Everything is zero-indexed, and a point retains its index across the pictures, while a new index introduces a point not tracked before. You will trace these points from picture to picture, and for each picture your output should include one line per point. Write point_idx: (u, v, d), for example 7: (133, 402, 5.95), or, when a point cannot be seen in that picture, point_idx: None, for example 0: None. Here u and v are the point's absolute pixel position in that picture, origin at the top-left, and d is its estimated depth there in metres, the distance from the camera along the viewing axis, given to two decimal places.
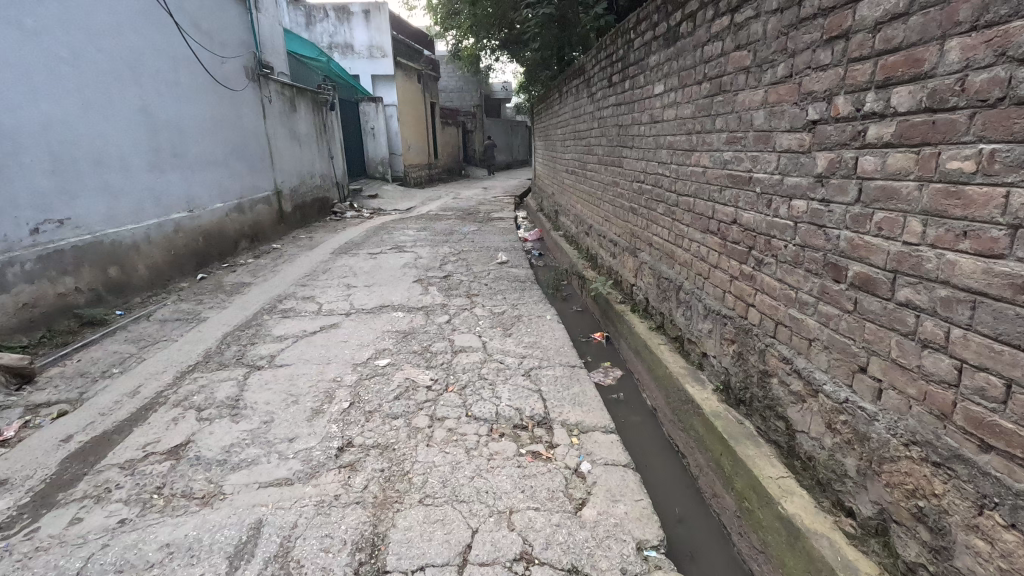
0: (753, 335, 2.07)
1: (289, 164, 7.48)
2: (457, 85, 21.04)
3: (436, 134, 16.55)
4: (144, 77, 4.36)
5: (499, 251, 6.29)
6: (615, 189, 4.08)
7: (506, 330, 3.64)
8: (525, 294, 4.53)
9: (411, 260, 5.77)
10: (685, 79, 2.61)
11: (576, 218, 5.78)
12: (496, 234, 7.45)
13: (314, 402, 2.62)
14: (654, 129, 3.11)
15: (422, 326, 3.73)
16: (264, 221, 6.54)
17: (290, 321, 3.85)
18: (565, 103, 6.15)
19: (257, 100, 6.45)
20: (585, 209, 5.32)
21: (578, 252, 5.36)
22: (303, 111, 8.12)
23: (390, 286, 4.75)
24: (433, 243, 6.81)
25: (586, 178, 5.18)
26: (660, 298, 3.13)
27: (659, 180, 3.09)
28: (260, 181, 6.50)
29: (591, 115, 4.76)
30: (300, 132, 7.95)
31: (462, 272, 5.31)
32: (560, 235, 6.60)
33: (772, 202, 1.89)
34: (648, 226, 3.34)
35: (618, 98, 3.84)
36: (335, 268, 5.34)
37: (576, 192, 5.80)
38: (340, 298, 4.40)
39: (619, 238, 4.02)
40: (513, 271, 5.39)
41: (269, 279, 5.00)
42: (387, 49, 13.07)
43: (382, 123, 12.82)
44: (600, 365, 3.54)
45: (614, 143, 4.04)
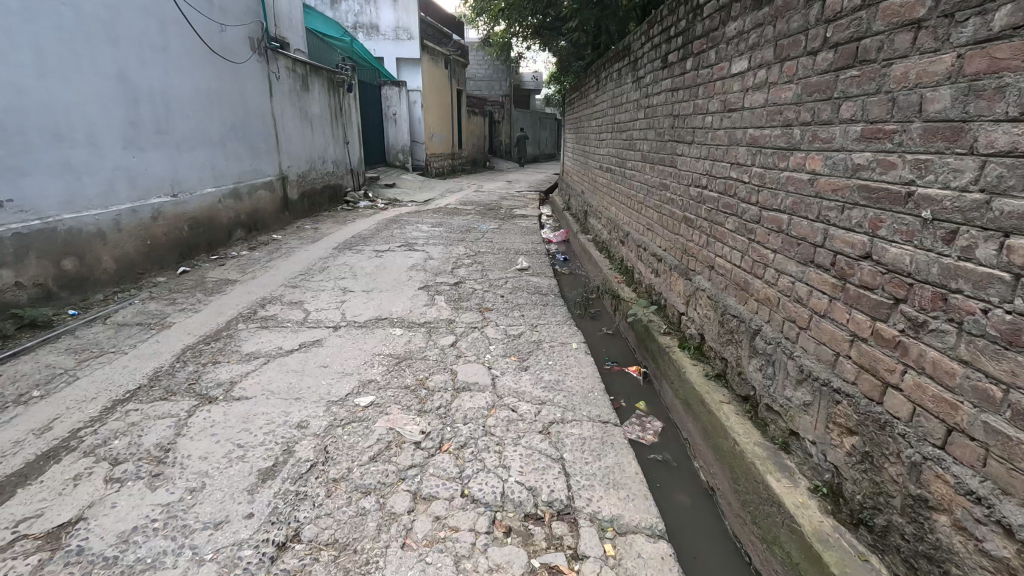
0: (893, 433, 1.37)
1: (298, 148, 6.92)
2: (487, 73, 20.33)
3: (461, 124, 15.92)
4: (123, 42, 3.80)
5: (520, 255, 5.61)
6: (665, 193, 3.35)
7: (521, 361, 2.98)
8: (547, 312, 3.85)
9: (420, 261, 5.14)
10: (785, 49, 1.89)
11: (609, 223, 5.06)
12: (517, 235, 6.78)
13: (265, 458, 2.01)
14: (728, 120, 2.39)
15: (422, 350, 3.10)
16: (265, 209, 6.00)
17: (267, 333, 3.25)
18: (603, 91, 5.39)
19: (263, 76, 5.88)
20: (621, 214, 4.59)
21: (612, 265, 4.63)
22: (317, 91, 7.54)
23: (391, 294, 4.12)
24: (447, 242, 6.17)
25: (626, 178, 4.44)
26: (723, 339, 2.42)
27: (730, 187, 2.36)
28: (262, 164, 5.94)
29: (636, 104, 4.02)
30: (312, 114, 7.36)
31: (475, 279, 4.66)
32: (589, 240, 5.90)
33: (958, 236, 1.18)
34: (711, 245, 2.62)
35: (675, 81, 3.10)
36: (334, 267, 4.75)
37: (611, 193, 5.06)
38: (332, 306, 3.79)
39: (666, 254, 3.30)
40: (534, 281, 4.71)
41: (258, 276, 4.43)
42: (413, 31, 12.42)
43: (404, 109, 12.21)
44: (635, 412, 2.86)
45: (665, 137, 3.31)
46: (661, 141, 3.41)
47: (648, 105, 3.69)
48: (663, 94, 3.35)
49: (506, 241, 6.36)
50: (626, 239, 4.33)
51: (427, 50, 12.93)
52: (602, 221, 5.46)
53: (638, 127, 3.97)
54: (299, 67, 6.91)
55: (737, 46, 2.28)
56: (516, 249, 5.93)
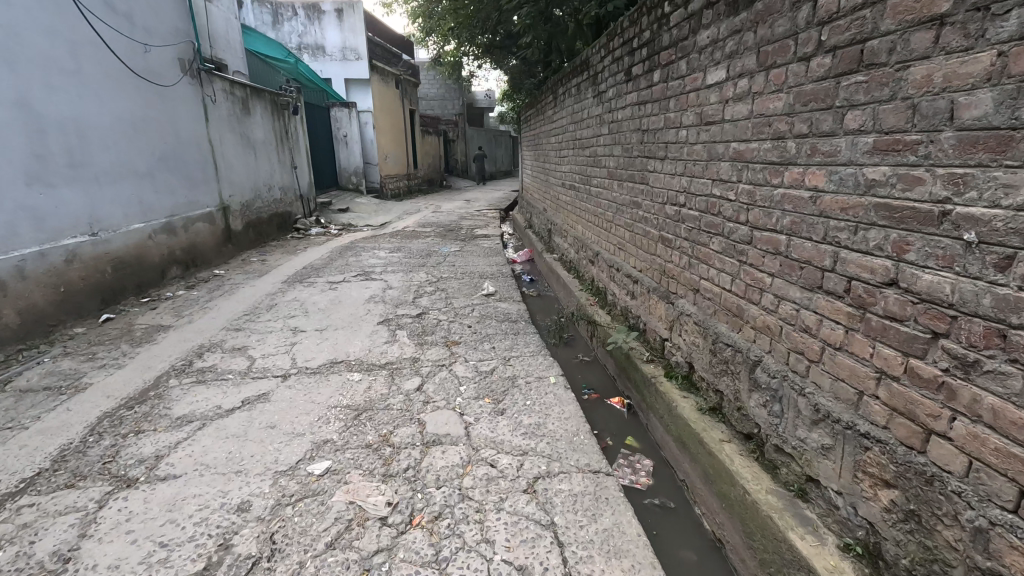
0: (944, 491, 1.18)
1: (241, 176, 6.46)
2: (439, 93, 20.18)
3: (416, 144, 15.64)
4: (23, 65, 3.36)
5: (485, 280, 5.34)
6: (637, 212, 3.18)
7: (496, 403, 2.70)
8: (520, 342, 3.59)
9: (379, 291, 4.80)
10: (770, 56, 1.74)
11: (577, 243, 4.87)
12: (480, 257, 6.52)
13: (195, 558, 1.65)
14: (705, 135, 2.22)
15: (384, 398, 2.77)
16: (205, 242, 5.51)
17: (203, 389, 2.84)
18: (562, 107, 5.25)
19: (197, 100, 5.45)
20: (589, 234, 4.41)
21: (583, 287, 4.43)
22: (259, 115, 7.11)
23: (348, 332, 3.76)
24: (407, 268, 5.84)
25: (592, 196, 4.27)
26: (716, 370, 2.22)
27: (713, 205, 2.19)
28: (200, 195, 5.47)
29: (599, 119, 3.87)
30: (255, 139, 6.92)
31: (440, 308, 4.36)
32: (556, 260, 5.72)
33: (1016, 263, 1.01)
34: (693, 267, 2.44)
35: (642, 94, 2.95)
36: (284, 304, 4.35)
37: (577, 211, 4.88)
38: (280, 351, 3.40)
39: (643, 276, 3.11)
40: (502, 307, 4.45)
41: (196, 320, 3.98)
42: (361, 51, 12.12)
43: (355, 131, 11.84)
44: (623, 451, 2.62)
45: (634, 153, 3.15)
46: (629, 157, 3.25)
47: (613, 120, 3.54)
48: (629, 108, 3.20)
49: (469, 265, 6.09)
50: (596, 260, 4.14)
51: (377, 71, 12.64)
52: (568, 240, 5.28)
53: (603, 142, 3.81)
54: (238, 90, 6.49)
55: (711, 55, 2.13)
56: (480, 273, 5.67)
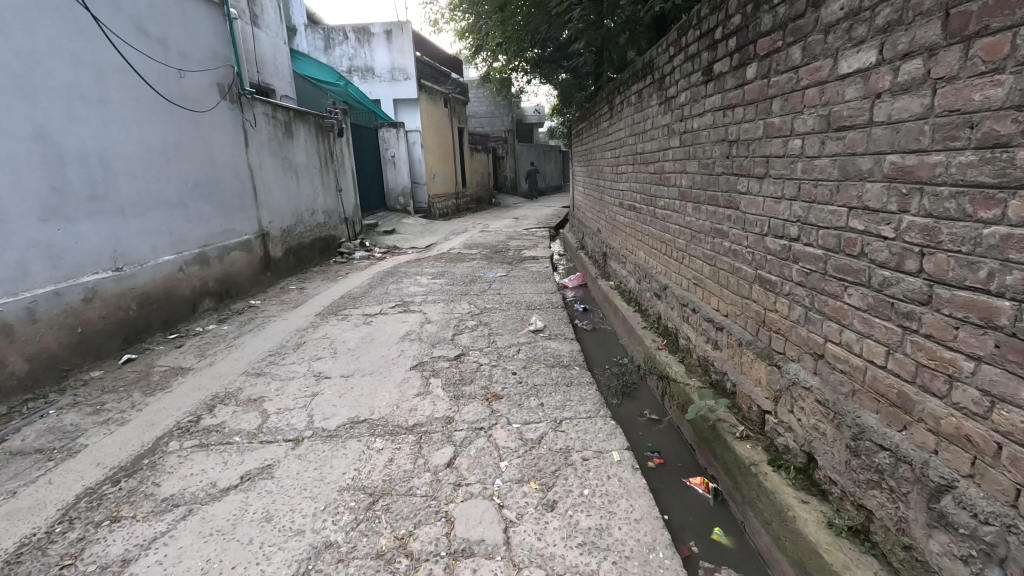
0: None
1: (281, 201, 6.28)
2: (488, 110, 20.06)
3: (464, 162, 15.47)
4: (44, 95, 3.19)
5: (533, 312, 4.79)
6: (722, 242, 2.54)
7: (545, 491, 2.13)
8: (573, 398, 3.00)
9: (415, 326, 4.36)
10: (976, 19, 1.12)
11: (638, 272, 4.23)
12: (527, 284, 6.00)
13: None
14: (838, 144, 1.59)
15: (407, 475, 2.26)
16: (241, 271, 5.30)
17: (203, 456, 2.44)
18: (619, 118, 4.67)
19: (235, 125, 5.29)
20: (655, 264, 3.76)
21: (649, 328, 3.77)
22: (303, 139, 6.97)
23: (377, 380, 3.31)
24: (448, 297, 5.40)
25: (658, 219, 3.64)
26: (859, 478, 1.55)
27: (852, 243, 1.55)
28: (236, 222, 5.28)
29: (667, 130, 3.27)
30: (297, 163, 6.77)
31: (481, 348, 3.85)
32: (613, 288, 5.10)
33: None
34: (815, 325, 1.79)
35: (729, 97, 2.35)
36: (313, 342, 3.99)
37: (638, 235, 4.24)
38: (299, 405, 2.99)
39: (732, 325, 2.46)
40: (552, 348, 3.87)
41: (219, 361, 3.67)
42: (410, 71, 12.06)
43: (404, 152, 11.67)
44: (712, 564, 1.96)
45: (717, 169, 2.53)
46: (709, 174, 2.63)
47: (686, 130, 2.94)
48: (708, 114, 2.60)
49: (516, 293, 5.57)
50: (665, 295, 3.49)
51: (425, 90, 12.53)
52: (628, 268, 4.64)
53: (672, 156, 3.19)
54: (281, 114, 6.36)
55: (849, 32, 1.52)
56: (527, 302, 5.14)
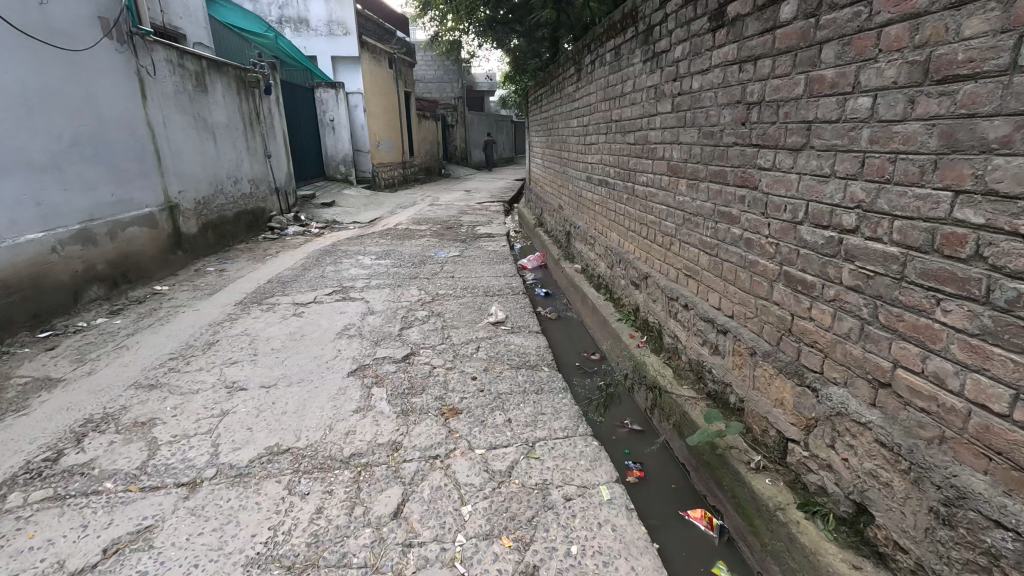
0: None
1: (195, 166, 5.35)
2: (437, 74, 18.89)
3: (412, 130, 14.48)
4: None
5: (492, 300, 4.26)
6: (729, 229, 2.11)
7: (522, 552, 1.66)
8: (545, 412, 2.53)
9: (355, 318, 3.74)
10: None
11: (611, 257, 3.78)
12: (484, 265, 5.45)
13: None
14: (941, 102, 1.15)
15: (340, 536, 1.72)
16: (143, 250, 4.42)
17: (54, 518, 1.79)
18: (589, 81, 4.14)
19: (127, 71, 4.34)
20: (634, 250, 3.31)
21: (626, 322, 3.34)
22: (221, 94, 5.98)
23: (306, 391, 2.71)
24: (395, 282, 4.77)
25: (638, 197, 3.18)
26: (952, 555, 1.17)
27: (957, 241, 1.13)
28: (134, 191, 4.38)
29: (655, 92, 2.78)
30: (215, 122, 5.81)
31: (433, 346, 3.30)
32: (579, 271, 4.66)
33: None
34: (878, 344, 1.38)
35: (750, 46, 1.87)
36: (229, 341, 3.30)
37: (611, 214, 3.77)
38: (202, 429, 2.35)
39: (742, 330, 2.04)
40: (516, 344, 3.38)
41: (101, 369, 2.93)
42: (350, 25, 10.90)
43: (343, 114, 10.59)
44: None
45: (727, 137, 2.06)
46: (714, 144, 2.17)
47: (681, 91, 2.45)
48: (715, 70, 2.12)
49: (471, 276, 5.02)
50: (648, 286, 3.05)
51: (367, 47, 11.42)
52: (597, 251, 4.18)
53: (661, 123, 2.71)
54: (192, 63, 5.38)
55: None
56: (485, 288, 4.60)
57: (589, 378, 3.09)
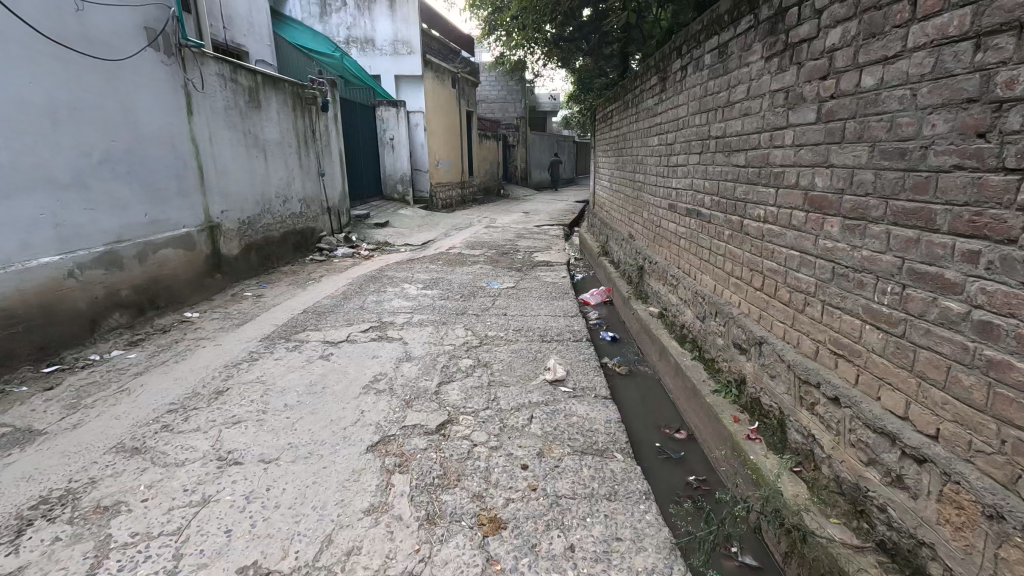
0: None
1: (241, 184, 5.10)
2: (500, 94, 18.72)
3: (472, 150, 14.24)
4: None
5: (550, 348, 3.59)
6: (933, 302, 1.35)
7: None
8: (621, 537, 1.81)
9: (388, 366, 3.18)
10: None
11: (704, 307, 3.00)
12: (540, 301, 4.80)
13: None
14: None
15: None
16: (176, 273, 4.12)
17: None
18: (677, 91, 3.44)
19: (173, 84, 4.12)
20: (742, 304, 2.54)
21: (727, 398, 2.55)
22: (276, 110, 5.78)
23: (311, 472, 2.13)
24: (439, 318, 4.21)
25: (749, 236, 2.42)
26: None
27: None
28: (171, 210, 4.11)
29: (785, 98, 2.05)
30: (267, 139, 5.59)
31: (475, 412, 2.67)
32: (654, 317, 3.91)
33: None
34: None
35: (1003, 8, 1.14)
36: (240, 389, 2.81)
37: (705, 253, 3.01)
38: (171, 526, 1.81)
39: (964, 468, 1.26)
40: (579, 414, 2.68)
41: (89, 419, 2.50)
42: (414, 44, 10.81)
43: (403, 133, 10.36)
44: None
45: (937, 158, 1.32)
46: (906, 169, 1.42)
47: (838, 92, 1.72)
48: (912, 56, 1.39)
49: (526, 314, 4.37)
50: (763, 356, 2.27)
51: (430, 67, 11.26)
52: (681, 295, 3.42)
53: (795, 138, 1.98)
54: (246, 78, 5.18)
55: None
56: (541, 331, 3.94)
57: (678, 482, 2.37)
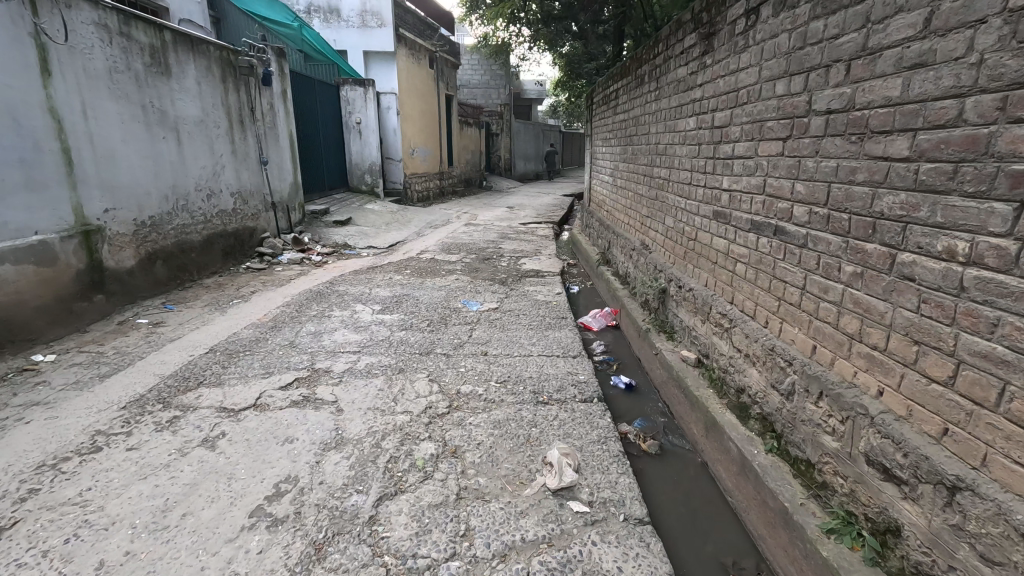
0: None
1: (140, 174, 3.89)
2: (483, 79, 17.51)
3: (451, 138, 13.04)
4: None
5: (549, 418, 2.51)
6: None
7: None
8: None
9: (302, 463, 2.06)
10: None
11: (790, 377, 1.96)
12: (532, 331, 3.71)
13: None
14: None
15: None
16: (18, 299, 2.92)
17: None
18: (737, 49, 2.37)
19: (12, 31, 2.90)
20: (886, 394, 1.49)
21: (857, 552, 1.50)
22: (195, 80, 4.55)
23: None
24: (395, 361, 3.10)
25: (916, 284, 1.37)
26: None
27: None
28: (10, 211, 2.89)
29: None
30: (183, 117, 4.36)
31: (433, 566, 1.60)
32: (689, 365, 2.88)
33: None
34: None
35: None
36: (32, 525, 1.67)
37: (793, 293, 1.96)
38: None
39: None
40: (605, 569, 1.62)
41: None
42: (385, 16, 9.56)
43: (372, 117, 9.12)
44: None
45: None
46: None
47: None
48: None
49: (514, 353, 3.29)
50: (959, 510, 1.24)
51: (404, 43, 10.01)
52: (740, 347, 2.37)
53: None
54: (147, 34, 3.95)
55: None
56: (535, 385, 2.86)
57: None
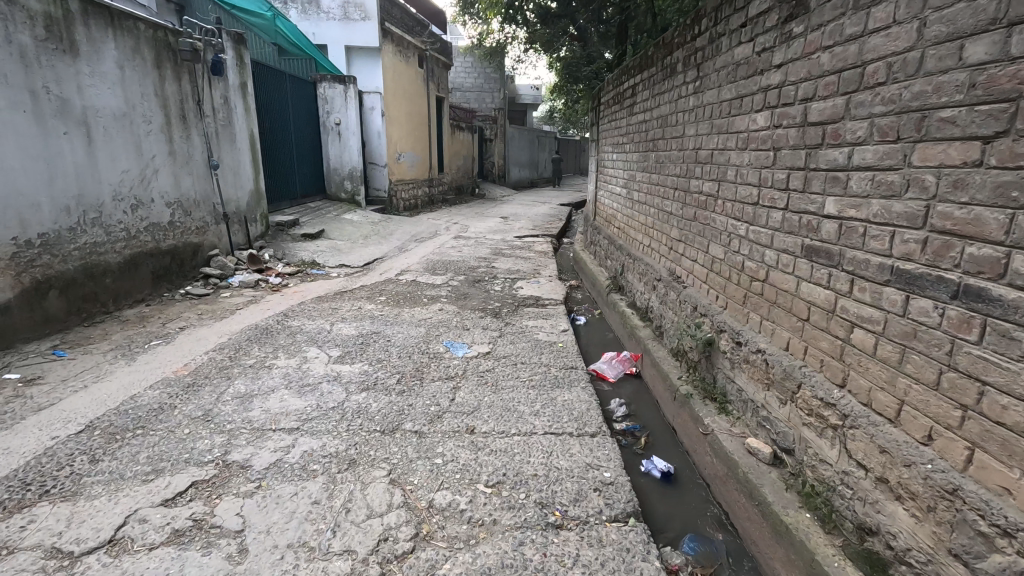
0: None
1: (21, 179, 2.99)
2: (476, 83, 16.76)
3: (442, 143, 12.19)
4: None
5: (566, 565, 1.63)
6: None
7: None
8: None
9: None
10: None
11: (1005, 557, 1.11)
12: (534, 390, 2.83)
13: None
14: None
15: None
16: None
17: None
18: (862, 3, 1.54)
19: None
20: None
21: None
22: (117, 64, 3.67)
23: None
24: (344, 447, 2.21)
25: None
26: None
27: None
28: None
29: None
30: (96, 107, 3.48)
31: None
32: (760, 461, 2.03)
33: None
34: None
35: None
36: None
37: (1008, 409, 1.12)
38: None
39: None
40: None
41: None
42: (369, 8, 8.74)
43: (354, 117, 8.23)
44: None
45: None
46: None
47: None
48: None
49: (511, 430, 2.41)
50: None
51: (391, 38, 9.18)
52: (868, 464, 1.52)
53: None
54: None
55: None
56: (542, 495, 1.97)
57: None
